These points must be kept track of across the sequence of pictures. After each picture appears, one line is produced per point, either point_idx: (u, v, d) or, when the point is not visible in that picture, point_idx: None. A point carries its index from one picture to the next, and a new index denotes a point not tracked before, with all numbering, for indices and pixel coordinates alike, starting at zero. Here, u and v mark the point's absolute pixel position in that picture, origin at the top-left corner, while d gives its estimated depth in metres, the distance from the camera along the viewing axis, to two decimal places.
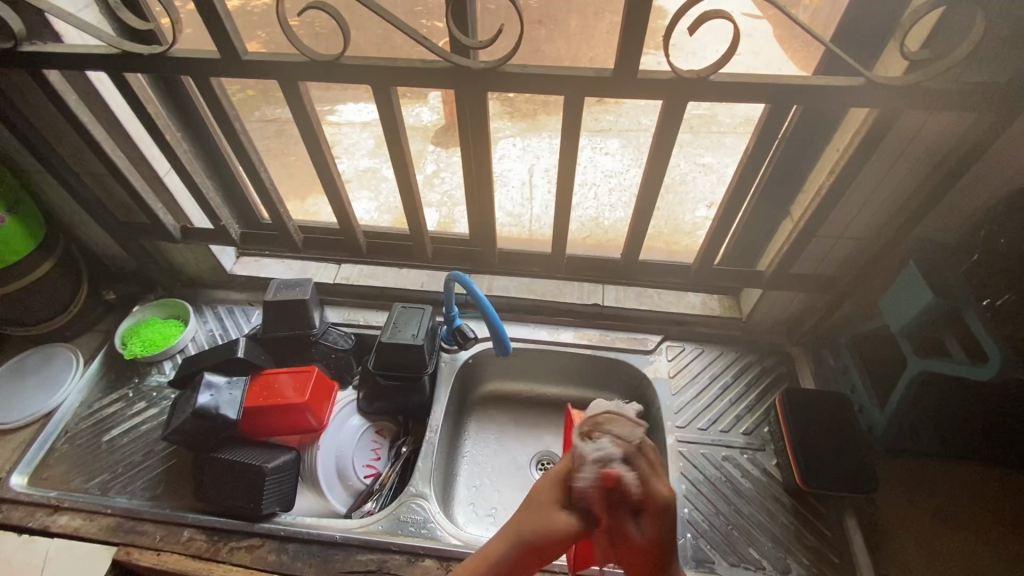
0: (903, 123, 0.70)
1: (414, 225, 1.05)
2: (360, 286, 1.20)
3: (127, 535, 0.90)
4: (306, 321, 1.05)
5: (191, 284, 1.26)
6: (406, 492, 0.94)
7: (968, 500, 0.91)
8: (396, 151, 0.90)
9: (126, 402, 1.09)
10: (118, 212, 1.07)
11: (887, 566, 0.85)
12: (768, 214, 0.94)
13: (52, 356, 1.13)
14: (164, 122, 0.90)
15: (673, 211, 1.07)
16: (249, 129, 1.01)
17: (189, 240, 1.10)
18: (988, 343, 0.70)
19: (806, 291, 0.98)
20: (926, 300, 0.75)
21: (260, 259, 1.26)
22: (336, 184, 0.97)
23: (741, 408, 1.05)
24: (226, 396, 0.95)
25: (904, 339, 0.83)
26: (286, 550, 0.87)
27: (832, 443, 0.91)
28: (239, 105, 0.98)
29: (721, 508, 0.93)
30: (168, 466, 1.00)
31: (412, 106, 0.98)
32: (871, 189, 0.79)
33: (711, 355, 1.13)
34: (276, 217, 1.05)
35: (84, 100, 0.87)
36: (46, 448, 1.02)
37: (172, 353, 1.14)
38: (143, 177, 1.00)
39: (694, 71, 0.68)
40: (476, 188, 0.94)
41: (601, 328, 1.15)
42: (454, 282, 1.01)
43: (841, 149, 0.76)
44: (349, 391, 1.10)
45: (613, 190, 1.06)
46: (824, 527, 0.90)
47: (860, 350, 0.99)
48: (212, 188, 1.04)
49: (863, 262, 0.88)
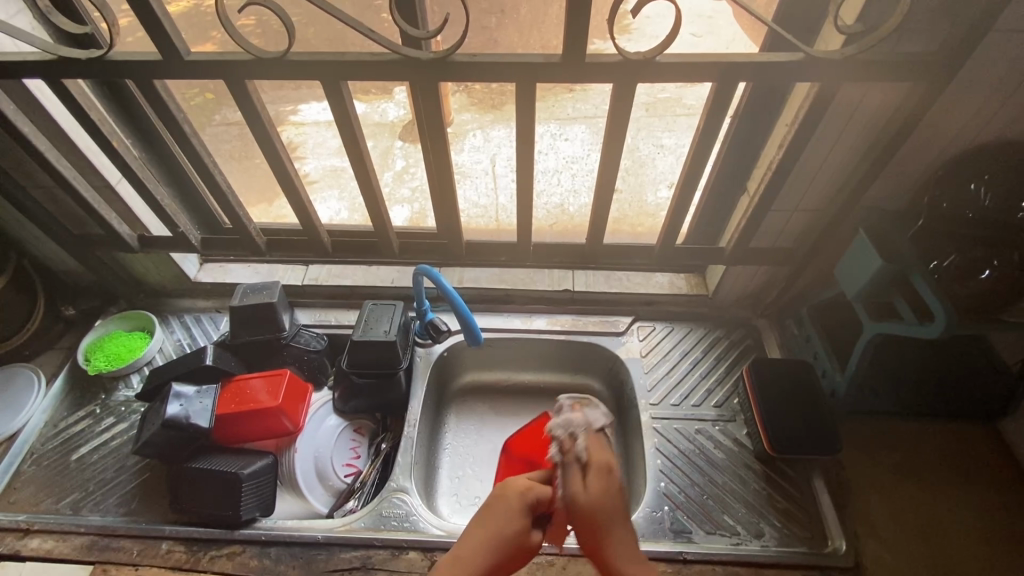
0: (845, 95, 0.72)
1: (380, 221, 1.04)
2: (330, 286, 1.19)
3: (103, 552, 0.88)
4: (275, 325, 1.04)
5: (155, 295, 1.23)
6: (388, 487, 0.94)
7: (928, 454, 0.96)
8: (352, 148, 0.89)
9: (93, 418, 1.06)
10: (71, 224, 1.04)
11: (854, 522, 0.89)
12: (726, 191, 0.96)
13: (12, 377, 1.09)
14: (111, 129, 0.87)
15: (636, 193, 1.09)
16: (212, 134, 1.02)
17: (148, 249, 1.07)
18: (934, 302, 0.73)
19: (767, 265, 1.01)
20: (876, 265, 0.79)
21: (225, 265, 1.24)
22: (296, 184, 0.96)
23: (711, 382, 1.08)
24: (196, 405, 0.93)
25: (859, 305, 0.86)
26: (268, 554, 0.87)
27: (796, 409, 0.94)
28: (199, 111, 0.98)
29: (696, 479, 0.96)
30: (141, 480, 0.98)
31: (377, 102, 1.01)
32: (820, 162, 0.82)
33: (681, 332, 1.15)
34: (236, 221, 1.03)
35: (23, 109, 0.84)
36: (11, 471, 0.99)
37: (139, 366, 1.12)
38: (93, 186, 0.97)
39: (642, 52, 0.69)
40: (438, 181, 0.94)
41: (574, 313, 1.17)
42: (422, 277, 1.01)
43: (789, 123, 0.78)
44: (324, 392, 1.09)
45: (576, 174, 1.08)
46: (794, 490, 0.93)
47: (821, 318, 1.02)
48: (167, 195, 1.01)
49: (817, 233, 0.92)
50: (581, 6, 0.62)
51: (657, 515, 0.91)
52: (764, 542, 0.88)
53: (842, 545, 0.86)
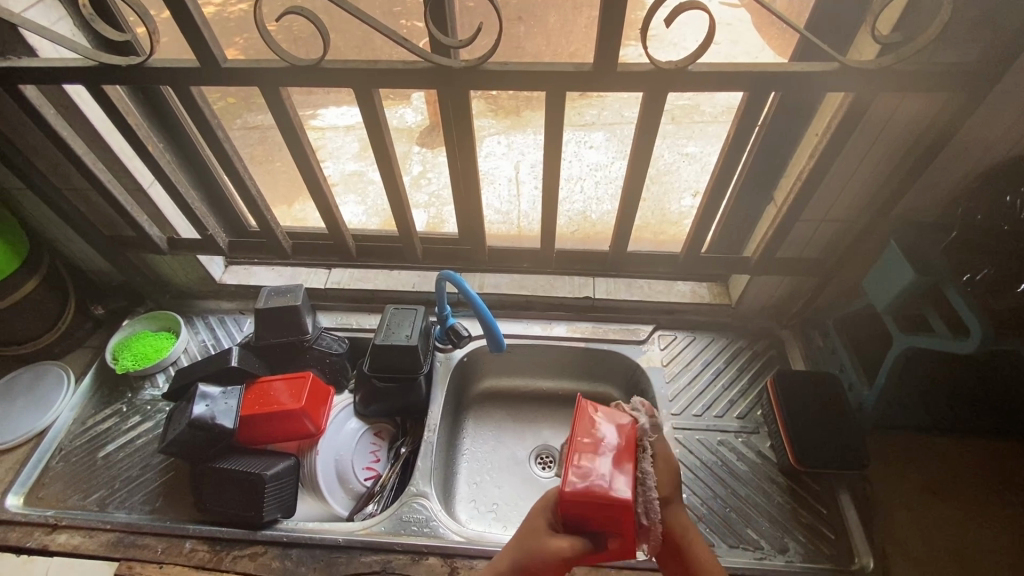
0: (880, 105, 0.71)
1: (403, 226, 1.05)
2: (352, 290, 1.20)
3: (128, 549, 0.89)
4: (299, 328, 1.05)
5: (181, 296, 1.25)
6: (408, 492, 0.94)
7: (958, 471, 0.93)
8: (381, 156, 0.90)
9: (120, 417, 1.08)
10: (103, 225, 1.07)
11: (881, 539, 0.87)
12: (753, 200, 0.95)
13: (43, 374, 1.12)
14: (146, 133, 0.89)
15: (660, 201, 1.09)
16: (234, 137, 1.02)
17: (176, 251, 1.09)
18: (969, 317, 0.72)
19: (793, 275, 1.00)
20: (908, 277, 0.77)
21: (249, 267, 1.25)
22: (322, 188, 0.97)
23: (734, 392, 1.07)
24: (221, 405, 0.94)
25: (889, 318, 0.85)
26: (289, 556, 0.87)
27: (822, 422, 0.93)
28: (221, 114, 0.98)
29: (719, 491, 0.94)
30: (166, 478, 0.99)
31: (395, 108, 0.97)
32: (850, 172, 0.81)
33: (702, 342, 1.14)
34: (263, 223, 1.04)
35: (62, 114, 0.86)
36: (41, 467, 1.01)
37: (165, 365, 1.14)
38: (126, 189, 0.99)
39: (673, 62, 0.69)
40: (463, 186, 0.95)
41: (594, 321, 1.16)
42: (445, 282, 1.01)
43: (820, 133, 0.78)
44: (345, 395, 1.09)
45: (599, 182, 1.07)
46: (819, 505, 0.91)
47: (847, 330, 1.01)
48: (197, 198, 1.04)
49: (846, 243, 0.90)
50: (617, 13, 0.62)
51: None
52: (789, 558, 0.86)
53: (870, 563, 0.84)
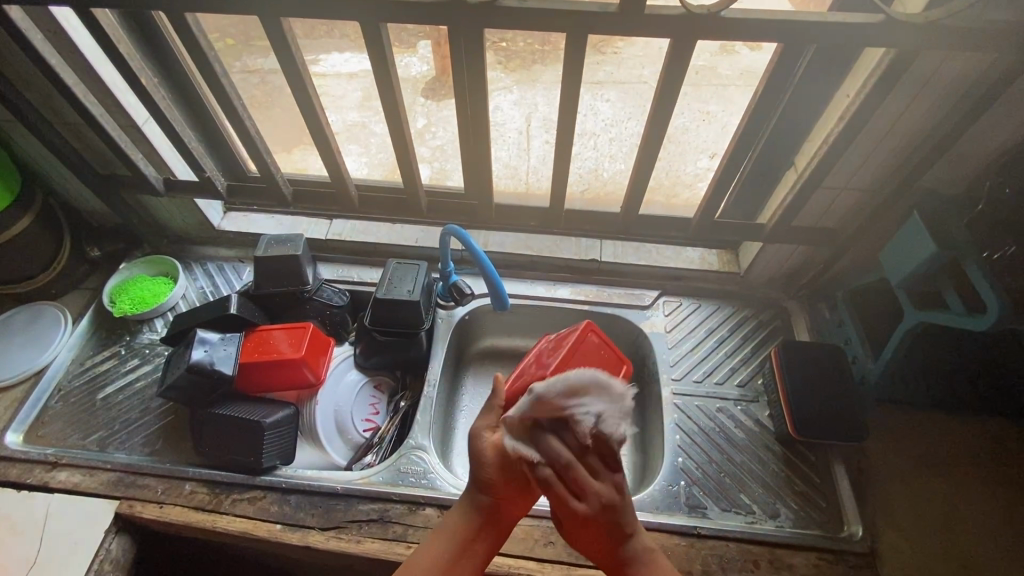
0: (921, 65, 0.67)
1: (409, 178, 1.01)
2: (353, 242, 1.17)
3: (128, 489, 0.90)
4: (299, 278, 1.03)
5: (179, 241, 1.23)
6: (406, 444, 0.95)
7: (952, 446, 0.94)
8: (387, 100, 0.86)
9: (118, 359, 1.07)
10: (97, 163, 1.03)
11: (872, 509, 0.88)
12: (773, 165, 0.91)
13: (40, 315, 1.10)
14: (139, 66, 0.84)
15: (674, 162, 1.04)
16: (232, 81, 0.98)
17: (173, 193, 1.06)
18: (988, 294, 0.70)
19: (807, 245, 0.97)
20: (929, 250, 0.75)
21: (248, 214, 1.22)
22: (326, 132, 0.93)
23: (736, 360, 1.06)
24: (220, 352, 0.93)
25: (903, 292, 0.83)
26: (288, 501, 0.88)
27: (823, 393, 0.92)
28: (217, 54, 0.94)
29: (714, 456, 0.95)
30: (165, 422, 1.00)
31: (401, 56, 0.96)
32: (879, 138, 0.77)
33: (707, 310, 1.13)
34: (264, 168, 1.00)
35: (51, 42, 0.81)
36: (40, 406, 1.01)
37: (163, 311, 1.12)
38: (120, 125, 0.95)
39: (704, 7, 0.64)
40: (471, 137, 0.91)
41: (599, 284, 1.15)
42: (449, 237, 0.98)
43: (852, 94, 0.74)
44: (345, 347, 1.08)
45: (613, 140, 1.03)
46: (813, 474, 0.92)
47: (856, 304, 0.99)
48: (194, 139, 0.99)
49: (866, 214, 0.87)
50: None
51: (673, 490, 0.91)
52: (780, 523, 0.88)
53: (859, 531, 0.86)
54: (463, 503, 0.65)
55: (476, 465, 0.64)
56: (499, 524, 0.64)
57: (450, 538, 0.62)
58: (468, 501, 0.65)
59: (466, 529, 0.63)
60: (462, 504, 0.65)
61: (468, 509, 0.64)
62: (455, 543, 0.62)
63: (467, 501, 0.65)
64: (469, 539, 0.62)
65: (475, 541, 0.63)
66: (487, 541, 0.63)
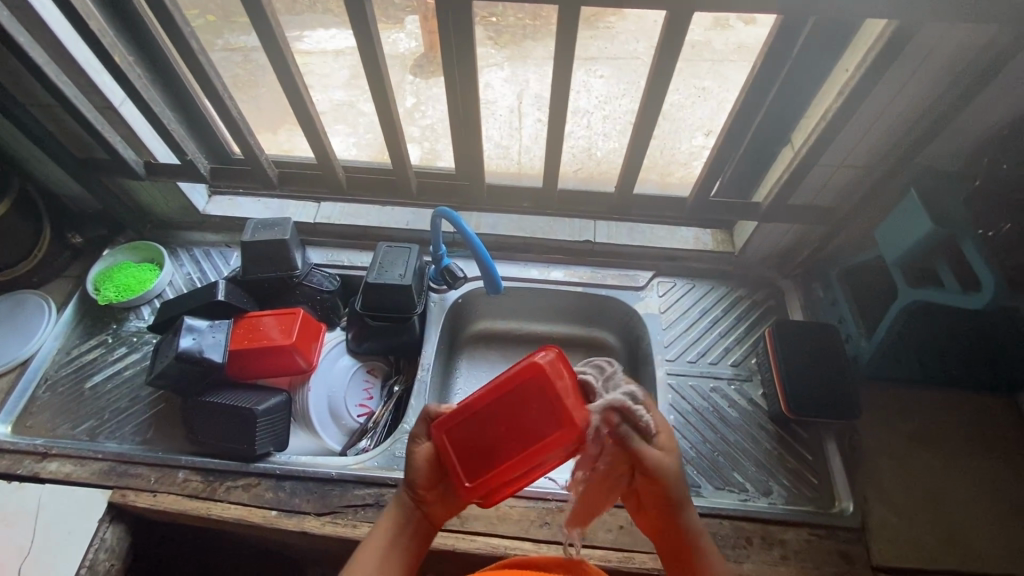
0: (922, 37, 0.65)
1: (398, 159, 0.99)
2: (341, 225, 1.14)
3: (121, 478, 0.89)
4: (288, 263, 1.01)
5: (163, 226, 1.20)
6: (401, 429, 0.95)
7: (942, 422, 0.95)
8: (373, 78, 0.83)
9: (105, 348, 1.05)
10: (73, 146, 1.00)
11: (864, 485, 0.89)
12: (769, 142, 0.90)
13: (22, 303, 1.07)
14: (112, 43, 0.81)
15: (667, 140, 1.02)
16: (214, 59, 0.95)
17: (154, 177, 1.02)
18: (983, 271, 0.70)
19: (802, 224, 0.96)
20: (925, 228, 0.74)
21: (234, 198, 1.19)
22: (310, 112, 0.90)
23: (730, 340, 1.06)
24: (209, 339, 0.91)
25: (897, 271, 0.83)
26: (283, 487, 0.88)
27: (817, 372, 0.92)
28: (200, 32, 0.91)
29: (708, 436, 0.96)
30: (156, 410, 0.98)
31: (387, 32, 0.93)
32: (878, 113, 0.76)
33: (701, 290, 1.12)
34: (247, 150, 0.97)
35: (18, 18, 0.78)
36: (27, 396, 0.99)
37: (150, 298, 1.10)
38: (94, 106, 0.92)
39: None
40: (460, 117, 0.89)
41: (592, 265, 1.13)
42: (440, 220, 0.96)
43: (852, 68, 0.72)
44: (337, 332, 1.07)
45: (607, 117, 1.00)
46: (805, 451, 0.93)
47: (849, 282, 0.99)
48: (173, 119, 0.96)
49: (862, 191, 0.86)
50: None
51: None
52: (772, 500, 0.89)
53: (850, 507, 0.87)
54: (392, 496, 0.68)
55: (408, 470, 0.67)
56: (422, 522, 0.67)
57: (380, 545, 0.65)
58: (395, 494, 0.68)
59: (392, 530, 0.66)
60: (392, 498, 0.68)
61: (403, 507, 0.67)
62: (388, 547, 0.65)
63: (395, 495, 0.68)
64: (397, 535, 0.66)
65: (399, 542, 0.65)
66: (409, 546, 0.66)
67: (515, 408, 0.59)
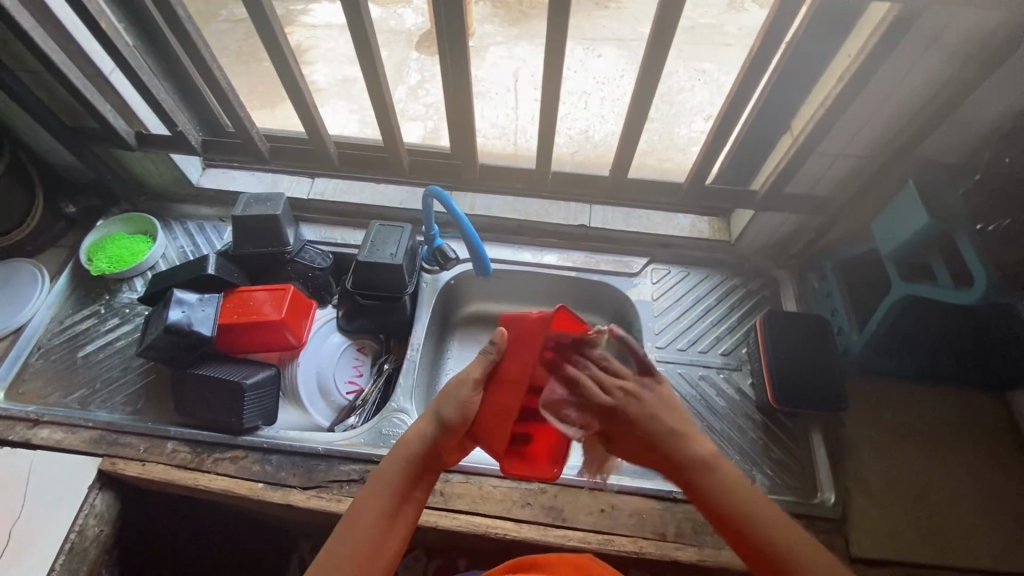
0: (925, 23, 0.63)
1: (390, 137, 0.97)
2: (336, 203, 1.14)
3: (111, 446, 0.91)
4: (279, 239, 1.01)
5: (157, 198, 1.19)
6: (388, 407, 0.96)
7: (930, 417, 0.95)
8: (364, 56, 0.81)
9: (98, 318, 1.06)
10: (64, 114, 0.99)
11: (846, 477, 0.90)
12: (767, 130, 0.88)
13: (15, 272, 1.07)
14: (98, 8, 0.80)
15: (668, 123, 1.06)
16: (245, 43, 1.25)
17: (146, 148, 1.02)
18: (976, 267, 0.69)
19: (798, 214, 0.95)
20: (921, 221, 0.73)
21: (229, 171, 1.19)
22: (302, 88, 0.88)
23: (722, 329, 1.06)
24: (199, 313, 0.92)
25: (891, 264, 0.82)
26: (270, 461, 0.89)
27: (807, 365, 0.92)
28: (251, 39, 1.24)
29: (694, 424, 0.96)
30: (146, 381, 0.99)
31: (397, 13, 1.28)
32: (878, 101, 0.74)
33: (695, 277, 1.11)
34: (238, 122, 0.96)
35: None
36: (19, 363, 1.00)
37: (143, 270, 1.10)
38: (84, 74, 0.91)
39: None
40: (455, 97, 0.87)
41: (586, 250, 1.12)
42: (431, 199, 0.95)
43: (853, 54, 0.70)
44: (328, 309, 1.08)
45: (605, 98, 1.06)
46: (790, 442, 0.93)
47: (843, 274, 0.98)
48: (165, 91, 0.95)
49: (860, 183, 0.85)
50: None
51: None
52: (754, 489, 0.89)
53: (830, 498, 0.87)
54: (427, 416, 0.68)
55: (442, 404, 0.67)
56: (444, 462, 0.69)
57: (377, 511, 0.63)
58: (433, 415, 0.67)
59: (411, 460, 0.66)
60: (427, 417, 0.68)
61: (425, 448, 0.67)
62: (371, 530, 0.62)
63: (432, 414, 0.67)
64: (405, 493, 0.65)
65: (399, 516, 0.64)
66: (419, 491, 0.66)
67: (547, 363, 0.69)
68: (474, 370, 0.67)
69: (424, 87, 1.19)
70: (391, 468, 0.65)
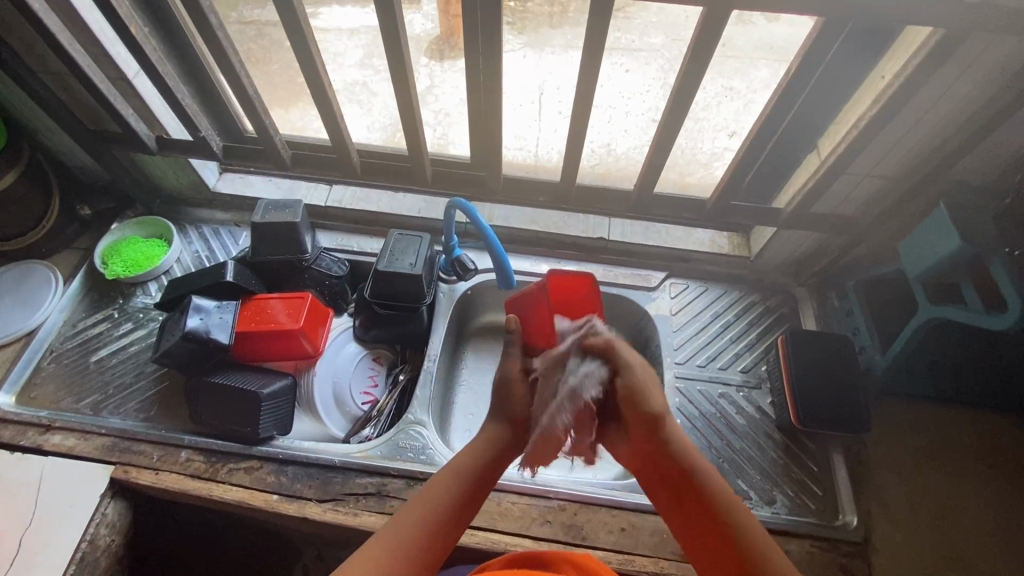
0: (964, 49, 0.63)
1: (413, 145, 0.97)
2: (354, 210, 1.13)
3: (123, 454, 0.89)
4: (297, 246, 1.00)
5: (173, 202, 1.19)
6: (405, 419, 0.94)
7: (951, 439, 0.95)
8: (395, 62, 0.81)
9: (111, 323, 1.05)
10: (86, 117, 0.98)
11: (868, 499, 0.88)
12: (793, 149, 0.88)
13: (29, 274, 1.06)
14: (128, 13, 0.79)
15: (692, 140, 1.00)
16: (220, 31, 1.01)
17: (167, 152, 1.01)
18: (1011, 293, 0.69)
19: (822, 232, 0.94)
20: (954, 245, 0.72)
21: (245, 176, 1.18)
22: (328, 95, 0.88)
23: (741, 346, 1.05)
24: (216, 319, 0.91)
25: (918, 287, 0.81)
26: (285, 472, 0.88)
27: (830, 385, 0.91)
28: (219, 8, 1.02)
29: (714, 442, 0.95)
30: (160, 387, 0.98)
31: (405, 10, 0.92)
32: (911, 124, 0.73)
33: (714, 293, 1.10)
34: (261, 129, 0.96)
35: None
36: (32, 367, 0.99)
37: (157, 275, 1.09)
38: (108, 77, 0.90)
39: None
40: (482, 106, 0.87)
41: (605, 263, 1.12)
42: (455, 210, 0.95)
43: (888, 76, 0.70)
44: (344, 318, 1.06)
45: (631, 113, 0.98)
46: (812, 463, 0.91)
47: (866, 293, 0.98)
48: (188, 96, 0.95)
49: (888, 203, 0.84)
50: None
51: None
52: (775, 510, 0.87)
53: (854, 520, 0.85)
54: (497, 413, 0.67)
55: (509, 402, 0.66)
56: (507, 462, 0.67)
57: (442, 504, 0.60)
58: (504, 413, 0.66)
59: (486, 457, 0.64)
60: (495, 414, 0.67)
61: (495, 450, 0.64)
62: (427, 523, 0.58)
63: (501, 412, 0.67)
64: (475, 487, 0.63)
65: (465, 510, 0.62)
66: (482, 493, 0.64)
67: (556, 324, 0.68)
68: (514, 361, 0.69)
69: (434, 93, 1.02)
70: (466, 466, 0.63)
